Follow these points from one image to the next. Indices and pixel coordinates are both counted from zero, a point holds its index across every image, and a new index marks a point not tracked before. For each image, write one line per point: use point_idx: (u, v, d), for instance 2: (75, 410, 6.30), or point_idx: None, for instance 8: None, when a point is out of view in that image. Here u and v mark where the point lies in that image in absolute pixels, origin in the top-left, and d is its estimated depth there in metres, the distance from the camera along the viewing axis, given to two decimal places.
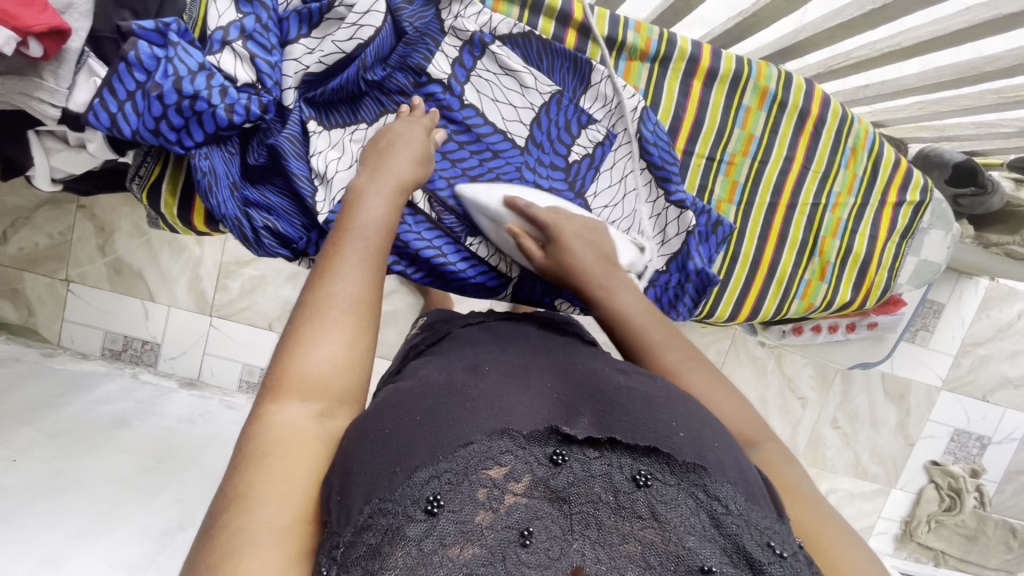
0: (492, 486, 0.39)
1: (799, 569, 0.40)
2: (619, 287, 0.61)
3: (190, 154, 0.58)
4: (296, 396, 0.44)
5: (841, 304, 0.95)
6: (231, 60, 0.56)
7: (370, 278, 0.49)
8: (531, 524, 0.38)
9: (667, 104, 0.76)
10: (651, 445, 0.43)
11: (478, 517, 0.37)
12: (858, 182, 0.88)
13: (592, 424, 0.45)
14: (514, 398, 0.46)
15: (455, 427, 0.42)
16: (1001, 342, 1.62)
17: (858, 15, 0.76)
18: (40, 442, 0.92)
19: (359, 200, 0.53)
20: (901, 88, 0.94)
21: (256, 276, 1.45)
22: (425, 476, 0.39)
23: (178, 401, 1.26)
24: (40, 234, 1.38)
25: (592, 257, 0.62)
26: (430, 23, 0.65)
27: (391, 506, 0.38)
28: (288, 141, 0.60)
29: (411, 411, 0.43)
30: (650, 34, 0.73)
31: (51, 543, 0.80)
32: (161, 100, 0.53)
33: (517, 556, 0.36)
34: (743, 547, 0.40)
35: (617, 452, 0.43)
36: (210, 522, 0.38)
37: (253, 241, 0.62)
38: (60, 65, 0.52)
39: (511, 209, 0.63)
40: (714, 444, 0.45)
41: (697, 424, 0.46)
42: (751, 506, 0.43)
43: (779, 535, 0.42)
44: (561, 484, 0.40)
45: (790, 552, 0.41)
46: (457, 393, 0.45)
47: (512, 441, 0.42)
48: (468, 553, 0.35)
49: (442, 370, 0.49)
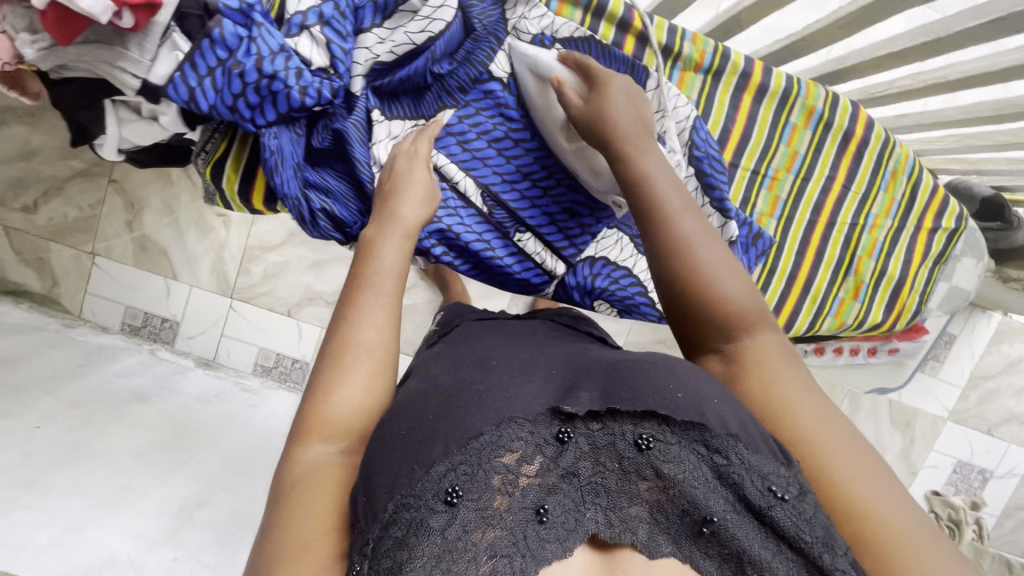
0: (507, 471, 0.40)
1: (806, 507, 0.41)
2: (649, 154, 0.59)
3: (260, 133, 0.59)
4: (319, 436, 0.47)
5: (873, 324, 0.97)
6: (308, 44, 0.57)
7: (382, 322, 0.52)
8: (546, 501, 0.40)
9: (718, 116, 0.78)
10: (649, 409, 0.43)
11: (496, 501, 0.39)
12: (896, 206, 0.90)
13: (594, 397, 0.45)
14: (516, 386, 0.46)
15: (463, 421, 0.43)
16: (1010, 377, 1.63)
17: (910, 47, 0.78)
18: (61, 411, 0.92)
19: (370, 248, 0.56)
20: (939, 120, 0.96)
21: (279, 262, 1.46)
22: (442, 470, 0.40)
23: (195, 380, 1.27)
24: (70, 207, 1.37)
25: (630, 118, 0.60)
26: (496, 23, 0.66)
27: (413, 500, 0.39)
28: (354, 128, 0.63)
29: (424, 410, 0.45)
30: (705, 47, 0.74)
31: (73, 512, 0.79)
32: (241, 78, 0.55)
33: (537, 533, 0.38)
34: (744, 496, 0.41)
35: (619, 420, 0.43)
36: (255, 556, 0.41)
37: (310, 222, 0.64)
38: (146, 37, 0.52)
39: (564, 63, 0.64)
40: (714, 399, 0.44)
41: (696, 383, 0.45)
42: (757, 454, 0.43)
43: (784, 477, 0.42)
44: (570, 461, 0.42)
45: (795, 492, 0.42)
46: (464, 390, 0.46)
47: (520, 427, 0.42)
48: (489, 536, 0.38)
49: (449, 369, 0.51)
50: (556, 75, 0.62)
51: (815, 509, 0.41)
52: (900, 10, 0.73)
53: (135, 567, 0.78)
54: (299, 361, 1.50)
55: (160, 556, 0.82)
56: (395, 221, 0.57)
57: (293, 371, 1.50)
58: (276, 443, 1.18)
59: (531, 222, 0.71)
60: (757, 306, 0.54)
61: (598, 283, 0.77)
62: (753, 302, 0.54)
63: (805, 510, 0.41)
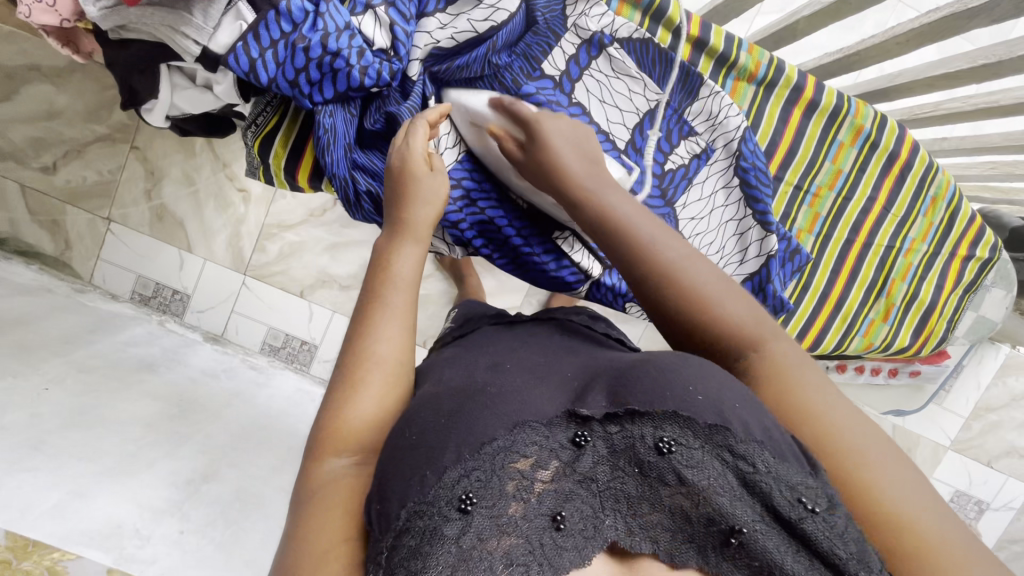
0: (522, 477, 0.40)
1: (840, 522, 0.39)
2: (609, 189, 0.55)
3: (316, 110, 0.59)
4: (333, 449, 0.46)
5: (900, 348, 0.98)
6: (372, 23, 0.57)
7: (397, 333, 0.50)
8: (562, 508, 0.40)
9: (767, 128, 0.78)
10: (670, 408, 0.41)
11: (511, 508, 0.39)
12: (933, 232, 0.90)
13: (608, 399, 0.44)
14: (531, 386, 0.47)
15: (476, 425, 0.41)
16: (1015, 410, 1.62)
17: (967, 68, 0.78)
18: (70, 374, 0.90)
19: (385, 259, 0.54)
20: (981, 144, 0.95)
21: (295, 242, 1.44)
22: (455, 476, 0.39)
23: (202, 355, 1.26)
24: (89, 170, 1.35)
25: (575, 159, 0.57)
26: (557, 18, 0.66)
27: (427, 507, 0.38)
28: (407, 112, 0.61)
29: (435, 414, 0.43)
30: (761, 58, 0.74)
31: (79, 477, 0.76)
32: (305, 53, 0.54)
33: (554, 540, 0.38)
34: (773, 506, 0.40)
35: (638, 422, 0.41)
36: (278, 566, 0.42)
37: (354, 203, 0.64)
38: (211, 4, 0.52)
39: (496, 110, 0.60)
40: (738, 404, 0.42)
41: (716, 380, 0.43)
42: (783, 461, 0.41)
43: (813, 488, 0.40)
44: (587, 466, 0.41)
45: (825, 504, 0.40)
46: (476, 392, 0.45)
47: (534, 432, 0.42)
48: (505, 544, 0.37)
49: (463, 373, 0.50)
50: (489, 128, 0.60)
51: (847, 521, 0.40)
52: (963, 29, 0.73)
53: (142, 537, 0.75)
54: (306, 343, 1.48)
55: (165, 528, 0.79)
56: (406, 227, 0.55)
57: (300, 353, 1.48)
58: (279, 423, 1.16)
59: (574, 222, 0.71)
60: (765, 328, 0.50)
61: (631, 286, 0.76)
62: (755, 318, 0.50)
63: (837, 524, 0.39)
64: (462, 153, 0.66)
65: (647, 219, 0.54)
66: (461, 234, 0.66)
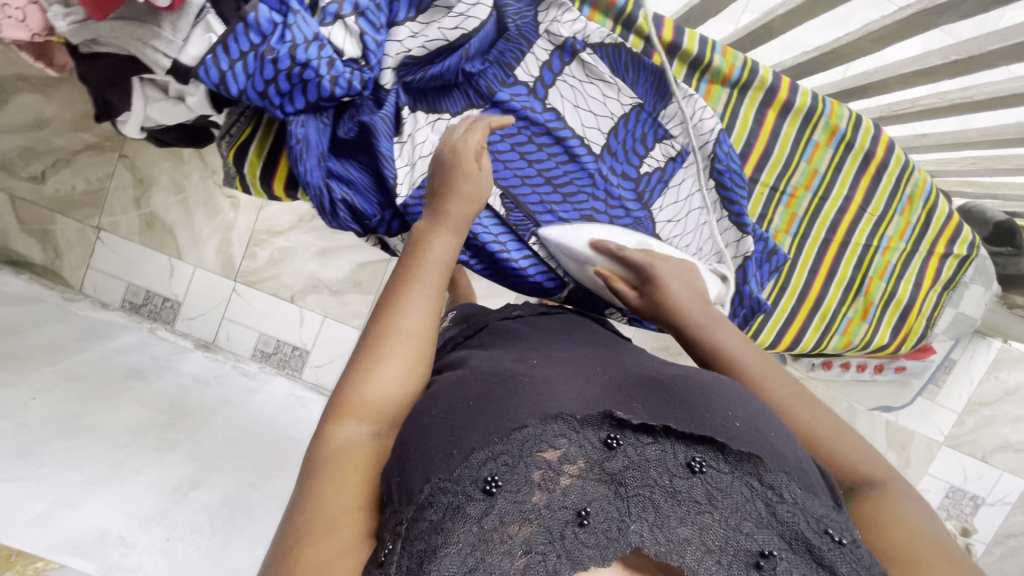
0: (548, 467, 0.38)
1: (860, 555, 0.41)
2: (721, 324, 0.61)
3: (288, 120, 0.59)
4: (354, 417, 0.46)
5: (879, 345, 0.99)
6: (341, 34, 0.57)
7: (427, 314, 0.52)
8: (588, 504, 0.37)
9: (741, 129, 0.79)
10: (707, 434, 0.41)
11: (534, 497, 0.36)
12: (911, 230, 0.91)
13: (647, 411, 0.43)
14: (565, 383, 0.45)
15: (507, 410, 0.41)
16: (1007, 405, 1.63)
17: (940, 64, 0.79)
18: (58, 383, 0.91)
19: (419, 244, 0.56)
20: (959, 140, 0.96)
21: (285, 248, 1.45)
22: (482, 458, 0.38)
23: (193, 362, 1.26)
24: (78, 179, 1.36)
25: (686, 296, 0.63)
26: (529, 24, 0.67)
27: (450, 485, 0.37)
28: (381, 121, 0.62)
29: (465, 396, 0.43)
30: (734, 60, 0.76)
31: (66, 485, 0.76)
32: (274, 64, 0.54)
33: (575, 536, 0.35)
34: (801, 534, 0.39)
35: (671, 439, 0.41)
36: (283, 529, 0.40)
37: (329, 211, 0.64)
38: (180, 18, 0.53)
39: (598, 251, 0.65)
40: (770, 433, 0.44)
41: (751, 412, 0.45)
42: (807, 495, 0.42)
43: (837, 521, 0.41)
44: (617, 468, 0.39)
45: (850, 537, 0.41)
46: (508, 378, 0.45)
47: (565, 425, 0.40)
48: (526, 532, 0.35)
49: (489, 360, 0.50)
50: (597, 270, 0.65)
51: (867, 557, 0.41)
52: (933, 26, 0.73)
53: (127, 545, 0.76)
54: (298, 348, 1.48)
55: (152, 535, 0.79)
56: (443, 216, 0.57)
57: (292, 359, 1.48)
58: (270, 428, 1.15)
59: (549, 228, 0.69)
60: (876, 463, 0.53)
61: None
62: (866, 454, 0.53)
63: (861, 556, 0.40)
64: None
65: (759, 357, 0.59)
66: None
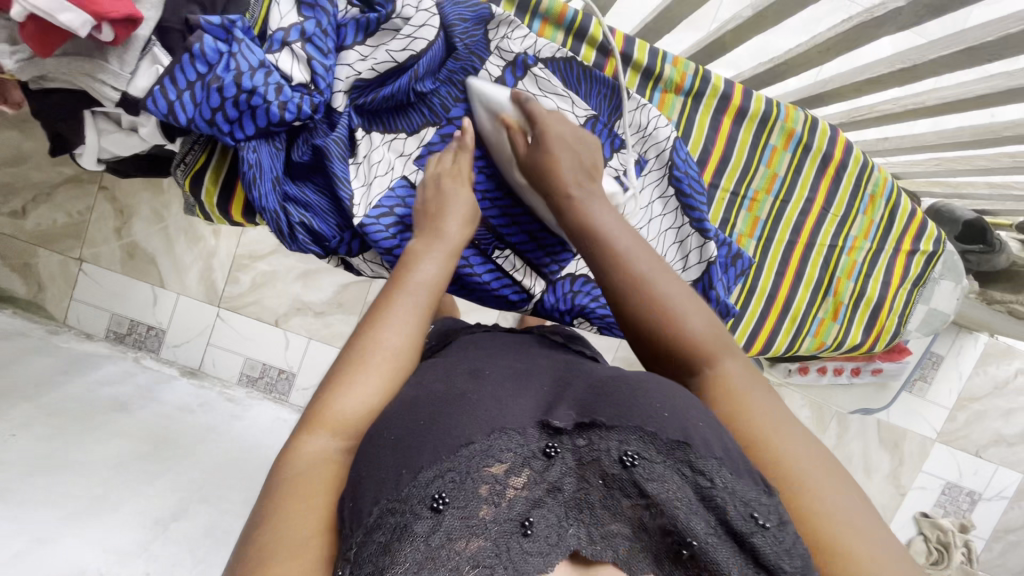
0: (495, 481, 0.38)
1: (786, 537, 0.39)
2: (597, 201, 0.57)
3: (239, 146, 0.60)
4: (327, 430, 0.45)
5: (852, 345, 1.02)
6: (289, 60, 0.58)
7: (410, 331, 0.52)
8: (531, 513, 0.37)
9: (698, 137, 0.81)
10: (634, 426, 0.39)
11: (482, 511, 0.37)
12: (875, 229, 0.94)
13: (579, 412, 0.42)
14: (516, 399, 0.44)
15: (453, 426, 0.40)
16: (998, 399, 1.63)
17: (888, 73, 0.81)
18: (38, 418, 0.90)
19: (410, 261, 0.57)
20: (920, 143, 0.98)
21: (268, 272, 1.45)
22: (430, 476, 0.37)
23: (177, 390, 1.25)
24: (59, 213, 1.36)
25: (572, 166, 0.59)
26: (479, 43, 0.68)
27: (399, 505, 0.36)
28: (334, 144, 0.62)
29: (415, 416, 0.42)
30: (686, 69, 0.78)
31: (42, 524, 0.74)
32: (220, 93, 0.55)
33: (520, 545, 0.36)
34: (725, 520, 0.38)
35: (602, 435, 0.40)
36: (243, 548, 0.38)
37: (287, 235, 0.63)
38: (126, 51, 0.53)
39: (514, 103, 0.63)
40: (698, 422, 0.41)
41: (681, 402, 0.42)
42: (738, 477, 0.40)
43: (765, 505, 0.39)
44: (555, 476, 0.39)
45: (776, 520, 0.39)
46: (458, 398, 0.43)
47: (511, 438, 0.40)
48: (473, 546, 0.35)
49: (441, 377, 0.48)
50: (502, 117, 0.63)
51: (794, 536, 0.39)
52: (875, 37, 0.76)
53: None
54: (284, 372, 1.47)
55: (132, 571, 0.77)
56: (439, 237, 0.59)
57: (279, 382, 1.47)
58: (258, 454, 1.14)
59: (511, 239, 0.71)
60: (719, 346, 0.51)
61: (578, 300, 0.77)
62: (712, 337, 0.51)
63: (785, 539, 0.38)
64: (395, 180, 0.66)
65: (629, 234, 0.55)
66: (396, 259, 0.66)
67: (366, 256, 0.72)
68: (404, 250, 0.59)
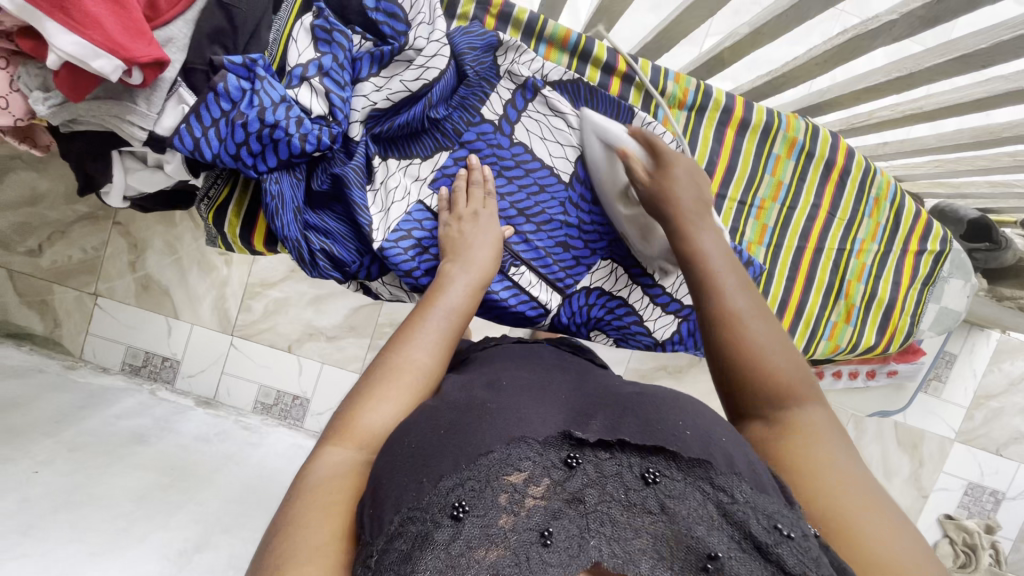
0: (514, 490, 0.37)
1: (810, 548, 0.39)
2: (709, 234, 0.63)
3: (262, 178, 0.62)
4: (351, 443, 0.46)
5: (867, 347, 1.02)
6: (308, 94, 0.60)
7: (437, 351, 0.54)
8: (551, 524, 0.36)
9: (703, 150, 0.84)
10: (657, 444, 0.41)
11: (501, 520, 0.36)
12: (881, 231, 0.95)
13: (603, 427, 0.43)
14: (530, 408, 0.45)
15: (471, 437, 0.40)
16: (1015, 396, 1.62)
17: (885, 81, 0.83)
18: (61, 454, 0.90)
19: (442, 284, 0.60)
20: (922, 147, 0.99)
21: (279, 299, 1.46)
22: (450, 484, 0.37)
23: (194, 420, 1.25)
24: (74, 249, 1.38)
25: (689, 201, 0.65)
26: (488, 69, 0.71)
27: (419, 514, 0.36)
28: (353, 172, 0.64)
29: (434, 427, 0.42)
30: (688, 85, 0.81)
31: (67, 559, 0.74)
32: (244, 128, 0.57)
33: (540, 556, 0.35)
34: (750, 533, 0.38)
35: (627, 452, 0.41)
36: (264, 549, 0.39)
37: (309, 261, 0.65)
38: (154, 92, 0.55)
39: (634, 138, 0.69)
40: (722, 438, 0.44)
41: (703, 422, 0.44)
42: (759, 494, 0.41)
43: (789, 517, 0.40)
44: (576, 486, 0.39)
45: (800, 531, 0.39)
46: (477, 407, 0.44)
47: (529, 448, 0.40)
48: (493, 555, 0.34)
49: (460, 389, 0.49)
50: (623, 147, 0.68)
51: (820, 552, 0.39)
52: (870, 48, 0.78)
53: None
54: (299, 397, 1.48)
55: None
56: (471, 264, 0.62)
57: (293, 408, 1.48)
58: (278, 481, 1.14)
59: (526, 256, 0.72)
60: (804, 382, 0.54)
61: (593, 313, 0.77)
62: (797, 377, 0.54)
63: (810, 548, 0.39)
64: (411, 204, 0.68)
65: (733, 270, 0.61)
66: (416, 281, 0.67)
67: (385, 279, 0.74)
68: (438, 274, 0.61)
